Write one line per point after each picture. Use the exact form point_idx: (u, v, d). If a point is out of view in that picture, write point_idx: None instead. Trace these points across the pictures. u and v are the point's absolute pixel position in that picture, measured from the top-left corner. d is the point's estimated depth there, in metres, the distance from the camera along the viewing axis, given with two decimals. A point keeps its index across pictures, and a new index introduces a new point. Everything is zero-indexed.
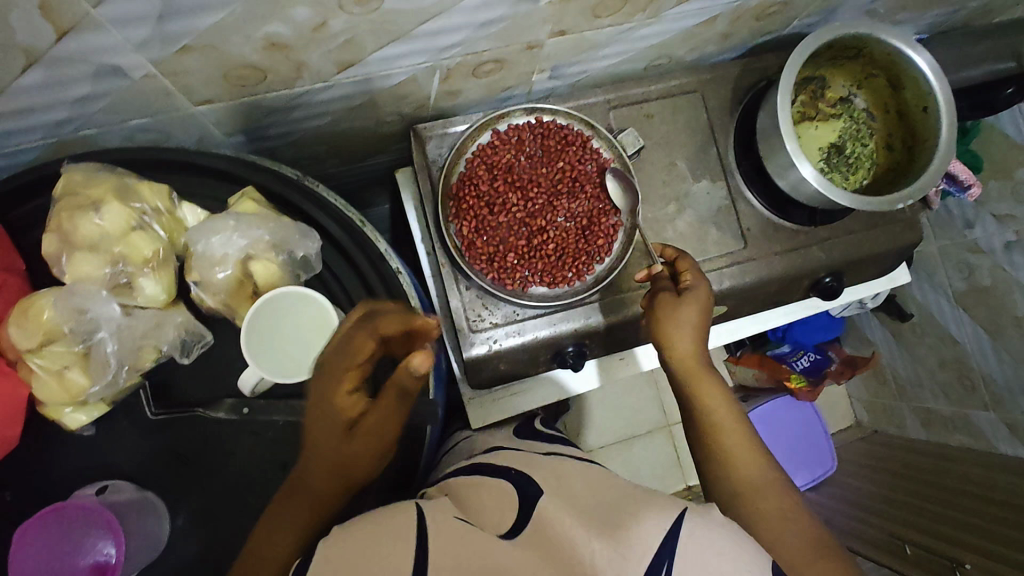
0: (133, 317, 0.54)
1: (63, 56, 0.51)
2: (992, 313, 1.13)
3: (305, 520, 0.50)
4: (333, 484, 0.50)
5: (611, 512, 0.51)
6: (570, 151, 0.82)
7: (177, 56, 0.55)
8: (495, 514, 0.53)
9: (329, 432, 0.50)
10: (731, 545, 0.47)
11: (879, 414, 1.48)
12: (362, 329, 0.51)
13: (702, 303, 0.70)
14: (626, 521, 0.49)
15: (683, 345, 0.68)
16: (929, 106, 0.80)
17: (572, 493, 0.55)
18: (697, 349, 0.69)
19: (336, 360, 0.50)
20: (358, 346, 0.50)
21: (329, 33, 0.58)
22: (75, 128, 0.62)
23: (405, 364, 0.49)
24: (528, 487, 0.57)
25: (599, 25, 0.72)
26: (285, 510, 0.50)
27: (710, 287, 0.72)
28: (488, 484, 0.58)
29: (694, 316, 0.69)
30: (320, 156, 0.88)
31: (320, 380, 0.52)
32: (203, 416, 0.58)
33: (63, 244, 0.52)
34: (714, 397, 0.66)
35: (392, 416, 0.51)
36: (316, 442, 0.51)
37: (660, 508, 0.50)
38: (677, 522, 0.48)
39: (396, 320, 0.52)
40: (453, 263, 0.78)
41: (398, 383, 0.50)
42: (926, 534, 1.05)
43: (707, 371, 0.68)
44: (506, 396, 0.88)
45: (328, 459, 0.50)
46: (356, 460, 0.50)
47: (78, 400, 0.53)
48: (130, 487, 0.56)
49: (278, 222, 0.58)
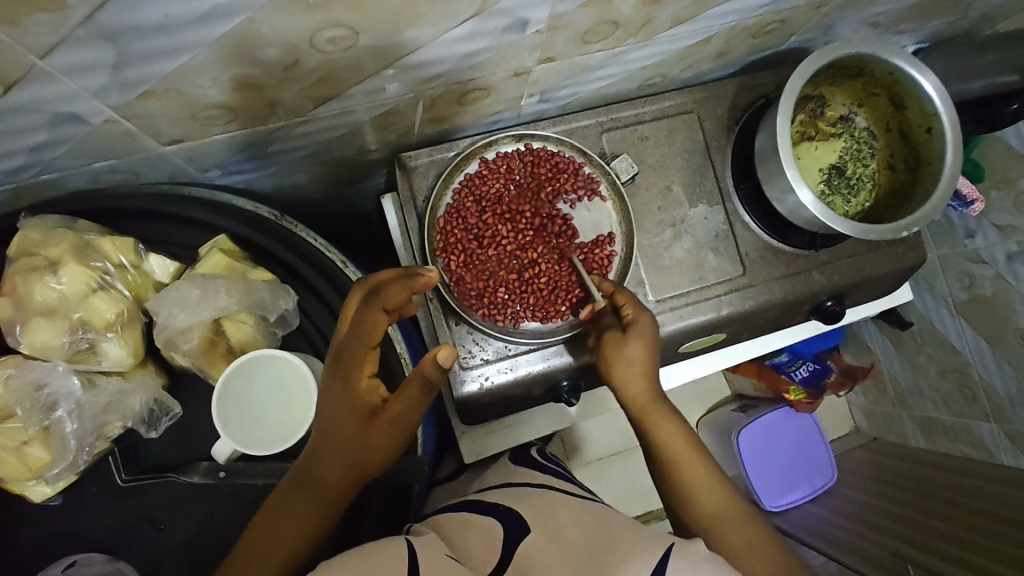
0: (95, 388, 0.52)
1: (12, 107, 0.47)
2: (994, 324, 1.05)
3: (317, 516, 0.51)
4: (349, 473, 0.52)
5: (599, 550, 0.49)
6: (564, 181, 0.79)
7: (138, 101, 0.51)
8: (481, 555, 0.51)
9: (351, 419, 0.51)
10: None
11: (879, 422, 1.39)
12: (371, 306, 0.52)
13: (647, 338, 0.69)
14: (614, 559, 0.47)
15: (636, 387, 0.68)
16: (933, 127, 0.77)
17: (560, 529, 0.54)
18: (649, 385, 0.68)
19: (355, 345, 0.52)
20: (371, 324, 0.52)
21: (302, 71, 0.54)
22: (34, 174, 0.58)
23: (429, 356, 0.50)
24: (517, 526, 0.54)
25: (589, 50, 0.69)
26: (282, 523, 0.50)
27: (651, 321, 0.70)
28: (473, 523, 0.56)
29: (638, 353, 0.68)
30: (301, 185, 0.85)
31: (335, 366, 0.53)
32: (175, 482, 0.56)
33: (17, 310, 0.50)
34: (668, 429, 0.67)
35: (416, 403, 0.52)
36: (330, 431, 0.51)
37: (646, 545, 0.49)
38: (663, 558, 0.47)
39: (402, 286, 0.53)
40: (442, 298, 0.76)
41: (422, 374, 0.51)
42: (933, 555, 0.97)
43: (662, 408, 0.68)
44: (499, 428, 0.85)
45: (349, 448, 0.51)
46: (376, 446, 0.52)
47: (39, 475, 0.51)
48: (101, 559, 0.53)
49: (247, 283, 0.56)
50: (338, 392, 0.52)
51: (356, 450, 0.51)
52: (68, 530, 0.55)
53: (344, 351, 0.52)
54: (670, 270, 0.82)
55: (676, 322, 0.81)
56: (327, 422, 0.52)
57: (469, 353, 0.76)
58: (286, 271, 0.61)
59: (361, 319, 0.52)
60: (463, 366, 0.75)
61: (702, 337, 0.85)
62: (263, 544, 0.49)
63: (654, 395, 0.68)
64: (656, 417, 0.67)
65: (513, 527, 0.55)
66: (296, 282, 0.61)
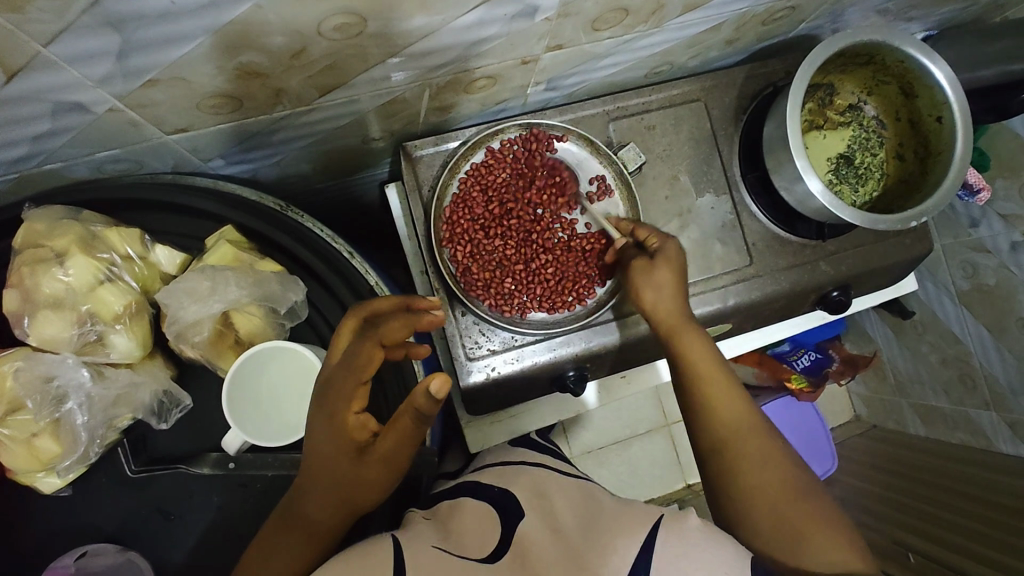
0: (103, 380, 0.52)
1: (14, 96, 0.46)
2: (997, 313, 1.04)
3: (307, 553, 0.50)
4: (337, 510, 0.50)
5: (592, 532, 0.49)
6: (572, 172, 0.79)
7: (143, 90, 0.51)
8: (477, 535, 0.51)
9: (339, 455, 0.50)
10: (708, 547, 0.45)
11: (877, 408, 1.40)
12: (367, 340, 0.51)
13: (674, 260, 0.69)
14: (605, 539, 0.47)
15: (664, 302, 0.67)
16: (943, 116, 0.76)
17: (554, 512, 0.54)
18: (677, 302, 0.68)
19: (344, 379, 0.50)
20: (366, 357, 0.51)
21: (308, 60, 0.54)
22: (36, 164, 0.57)
23: (422, 387, 0.47)
24: (510, 509, 0.55)
25: (599, 38, 0.68)
26: (271, 560, 0.49)
27: (677, 245, 0.71)
28: (471, 508, 0.56)
29: (666, 276, 0.68)
30: (305, 174, 0.84)
31: (321, 400, 0.51)
32: (184, 473, 0.56)
33: (25, 302, 0.50)
34: (699, 348, 0.65)
35: (406, 437, 0.50)
36: (318, 469, 0.50)
37: (637, 524, 0.49)
38: (653, 533, 0.47)
39: (401, 322, 0.52)
40: (448, 288, 0.76)
41: (413, 406, 0.48)
42: (938, 544, 0.97)
43: (693, 326, 0.66)
44: (504, 418, 0.86)
45: (337, 485, 0.50)
46: (365, 483, 0.50)
47: (49, 467, 0.51)
48: (112, 549, 0.53)
49: (256, 274, 0.56)
50: (325, 428, 0.50)
51: (344, 488, 0.50)
52: (79, 521, 0.55)
53: (332, 385, 0.51)
54: None
55: None
56: (314, 458, 0.50)
57: (475, 343, 0.76)
58: (295, 262, 0.60)
59: (354, 351, 0.51)
60: (468, 356, 0.75)
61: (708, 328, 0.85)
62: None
63: (685, 316, 0.67)
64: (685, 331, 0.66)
65: (508, 509, 0.55)
66: (305, 273, 0.60)
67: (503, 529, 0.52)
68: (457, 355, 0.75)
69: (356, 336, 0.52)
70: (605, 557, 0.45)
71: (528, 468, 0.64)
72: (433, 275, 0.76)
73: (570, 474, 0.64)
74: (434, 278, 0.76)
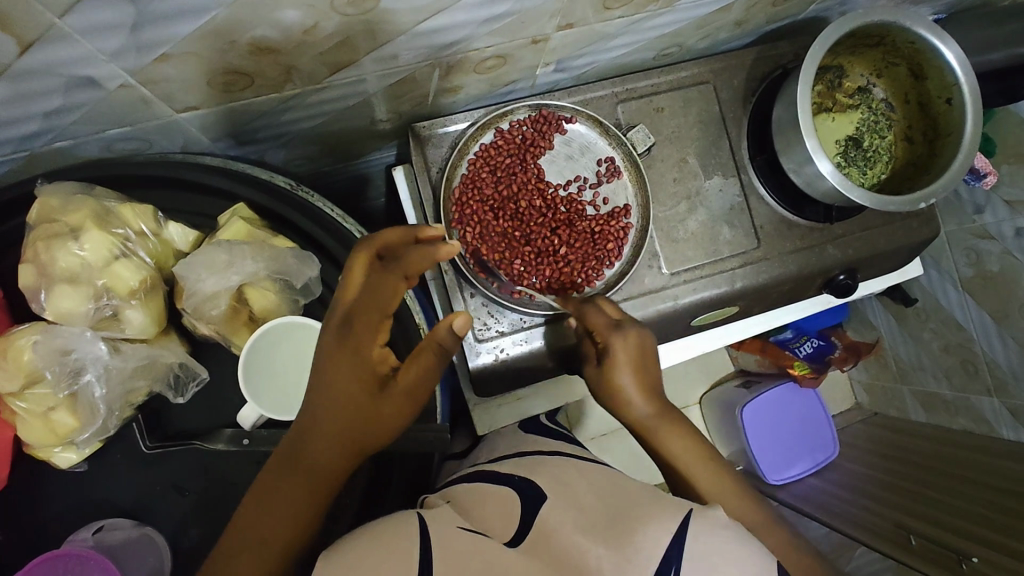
0: (120, 354, 0.52)
1: (27, 70, 0.46)
2: (1001, 299, 1.04)
3: (314, 495, 0.48)
4: (349, 449, 0.49)
5: (618, 518, 0.48)
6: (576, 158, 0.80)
7: (155, 65, 0.50)
8: (499, 519, 0.50)
9: (359, 390, 0.49)
10: (738, 544, 0.46)
11: (879, 396, 1.41)
12: (391, 272, 0.53)
13: (631, 354, 0.64)
14: (632, 525, 0.46)
15: (635, 408, 0.63)
16: (953, 98, 0.76)
17: (577, 494, 0.53)
18: (647, 401, 0.63)
19: (370, 311, 0.52)
20: (391, 291, 0.53)
21: (320, 35, 0.53)
22: (47, 141, 0.57)
23: (446, 323, 0.52)
24: (532, 491, 0.53)
25: (609, 17, 0.67)
26: (278, 506, 0.46)
27: (630, 334, 0.65)
28: (489, 490, 0.55)
29: (628, 378, 0.63)
30: (313, 156, 0.84)
31: (340, 334, 0.51)
32: (200, 449, 0.56)
33: (41, 277, 0.50)
34: (676, 441, 0.61)
35: (429, 371, 0.53)
36: (333, 404, 0.48)
37: (665, 509, 0.48)
38: (684, 522, 0.46)
39: (423, 251, 0.52)
40: (457, 270, 0.76)
41: (436, 340, 0.53)
42: (936, 525, 0.98)
43: (672, 421, 0.62)
44: (512, 400, 0.86)
45: (353, 416, 0.49)
46: (385, 418, 0.50)
47: (66, 441, 0.51)
48: (128, 524, 0.54)
49: (272, 250, 0.55)
50: (345, 362, 0.50)
51: (361, 425, 0.49)
52: (95, 495, 0.55)
53: (356, 316, 0.51)
54: (685, 243, 0.81)
55: (691, 295, 0.81)
56: (329, 393, 0.49)
57: (484, 325, 0.76)
58: (307, 241, 0.60)
59: (380, 285, 0.52)
60: (477, 338, 0.76)
61: (714, 310, 0.85)
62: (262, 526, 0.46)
63: (658, 411, 0.63)
64: (665, 432, 0.61)
65: (529, 491, 0.54)
66: (317, 251, 0.61)
67: (525, 512, 0.50)
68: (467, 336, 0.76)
69: (376, 270, 0.53)
70: (634, 545, 0.44)
71: (546, 454, 0.63)
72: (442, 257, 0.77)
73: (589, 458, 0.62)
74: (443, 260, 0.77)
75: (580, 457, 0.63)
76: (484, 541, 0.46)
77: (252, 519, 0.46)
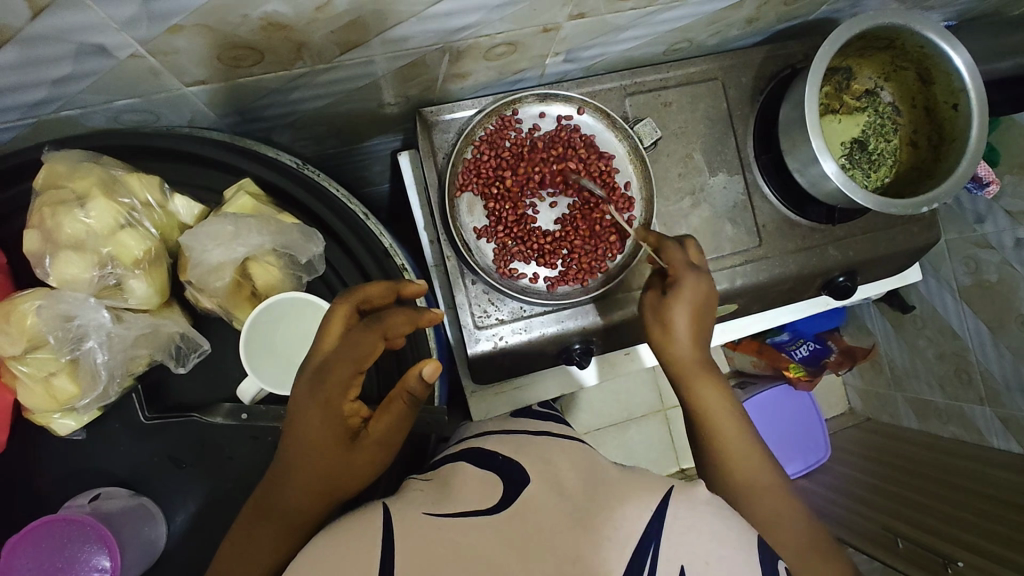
0: (123, 323, 0.53)
1: (38, 35, 0.46)
2: (998, 308, 1.05)
3: (287, 540, 0.49)
4: (319, 496, 0.49)
5: (598, 495, 0.48)
6: (584, 156, 0.80)
7: (166, 36, 0.50)
8: (478, 495, 0.49)
9: (329, 442, 0.49)
10: (715, 518, 0.46)
11: (871, 401, 1.41)
12: (372, 330, 0.50)
13: (696, 298, 0.66)
14: (611, 504, 0.46)
15: (679, 348, 0.66)
16: (960, 104, 0.76)
17: (560, 476, 0.51)
18: (696, 350, 0.67)
19: (344, 367, 0.49)
20: (369, 347, 0.50)
21: (333, 14, 0.53)
22: (54, 109, 0.57)
23: (417, 370, 0.51)
24: (515, 471, 0.52)
25: (620, 8, 0.67)
26: (253, 544, 0.48)
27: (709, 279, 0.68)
28: (471, 471, 0.54)
29: (684, 316, 0.66)
30: (319, 137, 0.83)
31: (312, 387, 0.50)
32: (197, 422, 0.57)
33: (46, 242, 0.50)
34: (707, 388, 0.65)
35: (398, 421, 0.52)
36: (307, 453, 0.49)
37: (644, 489, 0.49)
38: (663, 501, 0.47)
39: (406, 317, 0.52)
40: (459, 256, 0.76)
41: (407, 389, 0.52)
42: (921, 530, 0.98)
43: (708, 374, 0.66)
44: (508, 389, 0.86)
45: (325, 468, 0.49)
46: (355, 470, 0.50)
47: (67, 407, 0.52)
48: (124, 493, 0.54)
49: (279, 224, 0.56)
50: (316, 415, 0.50)
51: (330, 475, 0.49)
52: (93, 465, 0.56)
53: (329, 371, 0.49)
54: None
55: None
56: (302, 444, 0.49)
57: (484, 312, 0.77)
58: (313, 220, 0.61)
59: (358, 340, 0.50)
60: (477, 325, 0.77)
61: None
62: (239, 561, 0.48)
63: (701, 357, 0.66)
64: (700, 375, 0.65)
65: (512, 473, 0.52)
66: (322, 229, 0.61)
67: (506, 493, 0.49)
68: (466, 322, 0.76)
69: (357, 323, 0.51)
70: (612, 522, 0.45)
71: (537, 436, 0.62)
72: (444, 243, 0.77)
73: (572, 440, 0.62)
74: (445, 246, 0.77)
75: (565, 438, 0.62)
76: (456, 523, 0.45)
77: (235, 548, 0.49)
